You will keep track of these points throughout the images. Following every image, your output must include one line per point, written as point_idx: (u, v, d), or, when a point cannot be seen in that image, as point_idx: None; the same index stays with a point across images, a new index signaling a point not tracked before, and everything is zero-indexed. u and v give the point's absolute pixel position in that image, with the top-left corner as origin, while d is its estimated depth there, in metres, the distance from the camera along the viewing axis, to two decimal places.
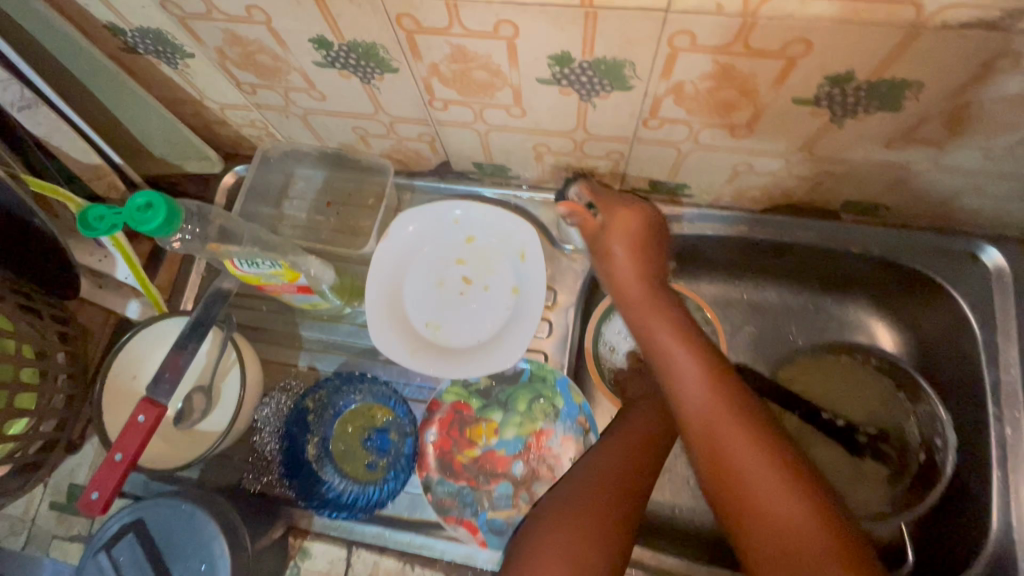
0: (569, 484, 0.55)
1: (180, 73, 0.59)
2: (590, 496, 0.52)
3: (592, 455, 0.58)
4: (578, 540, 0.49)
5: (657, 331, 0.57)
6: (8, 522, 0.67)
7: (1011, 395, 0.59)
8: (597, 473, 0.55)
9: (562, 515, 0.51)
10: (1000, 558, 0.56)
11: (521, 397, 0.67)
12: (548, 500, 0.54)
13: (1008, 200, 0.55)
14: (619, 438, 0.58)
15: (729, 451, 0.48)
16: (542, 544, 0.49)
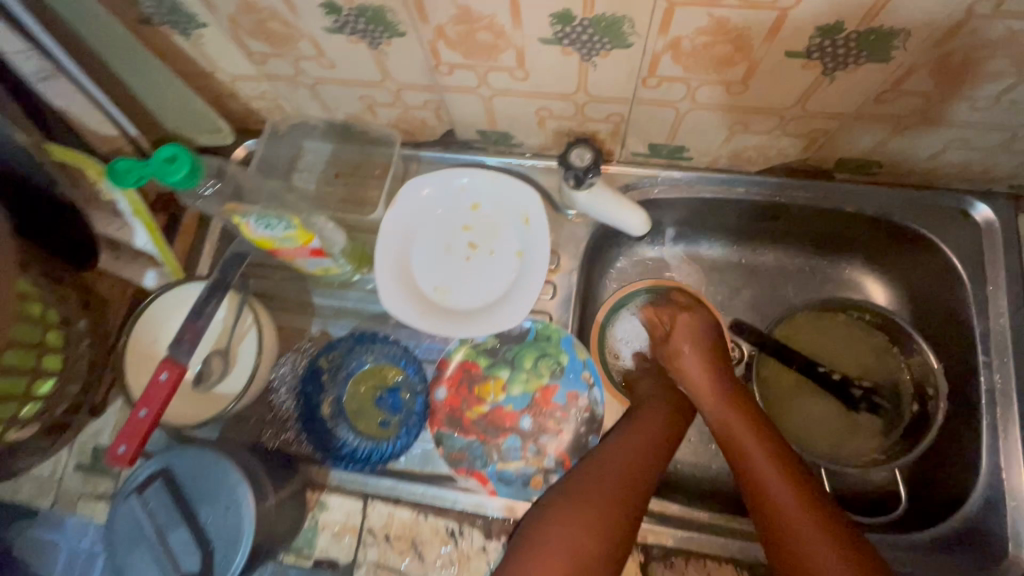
0: (582, 476, 0.60)
1: (193, 44, 0.61)
2: (605, 495, 0.57)
3: (604, 449, 0.62)
4: (590, 535, 0.55)
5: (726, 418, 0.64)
6: (36, 482, 0.70)
7: (1000, 343, 0.62)
8: (611, 470, 0.60)
9: (578, 509, 0.56)
10: (989, 495, 0.59)
11: (528, 356, 0.70)
12: (561, 490, 0.59)
13: (995, 151, 0.58)
14: (632, 434, 0.63)
15: (791, 521, 0.56)
16: (554, 532, 0.55)
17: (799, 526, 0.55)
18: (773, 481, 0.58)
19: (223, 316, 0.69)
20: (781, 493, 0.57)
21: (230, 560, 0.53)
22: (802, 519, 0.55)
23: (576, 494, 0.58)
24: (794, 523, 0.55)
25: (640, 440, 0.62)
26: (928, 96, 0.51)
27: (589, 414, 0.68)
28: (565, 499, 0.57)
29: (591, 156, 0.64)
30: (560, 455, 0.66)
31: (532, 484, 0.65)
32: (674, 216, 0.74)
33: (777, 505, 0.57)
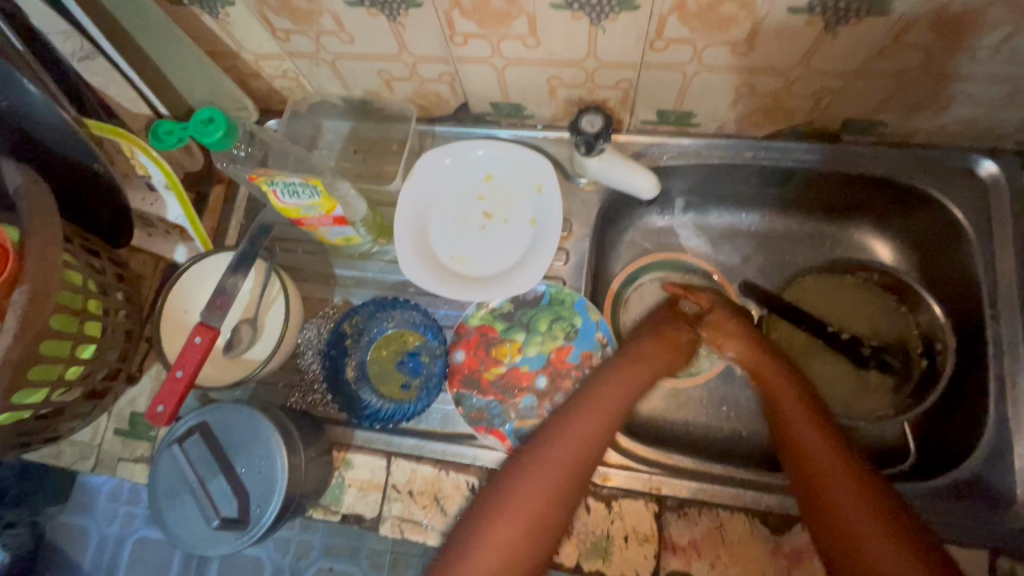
0: (535, 453, 0.61)
1: (220, 23, 0.64)
2: (551, 474, 0.59)
3: (558, 422, 0.62)
4: (533, 513, 0.57)
5: (772, 384, 0.64)
6: (78, 447, 0.74)
7: (1007, 295, 0.63)
8: (562, 447, 0.60)
9: (525, 488, 0.58)
10: (998, 444, 0.60)
11: (542, 320, 0.72)
12: (515, 467, 0.60)
13: (999, 104, 0.59)
14: (586, 408, 0.63)
15: (832, 490, 0.56)
16: (502, 511, 0.58)
17: (839, 496, 0.55)
18: (818, 450, 0.58)
19: (250, 287, 0.72)
20: (823, 463, 0.57)
21: (265, 508, 0.56)
22: (844, 488, 0.55)
23: (526, 471, 0.59)
24: (835, 493, 0.55)
25: (593, 413, 0.62)
26: (929, 49, 0.53)
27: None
28: (515, 477, 0.59)
29: (601, 122, 0.66)
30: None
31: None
32: (684, 183, 0.76)
33: (820, 473, 0.57)
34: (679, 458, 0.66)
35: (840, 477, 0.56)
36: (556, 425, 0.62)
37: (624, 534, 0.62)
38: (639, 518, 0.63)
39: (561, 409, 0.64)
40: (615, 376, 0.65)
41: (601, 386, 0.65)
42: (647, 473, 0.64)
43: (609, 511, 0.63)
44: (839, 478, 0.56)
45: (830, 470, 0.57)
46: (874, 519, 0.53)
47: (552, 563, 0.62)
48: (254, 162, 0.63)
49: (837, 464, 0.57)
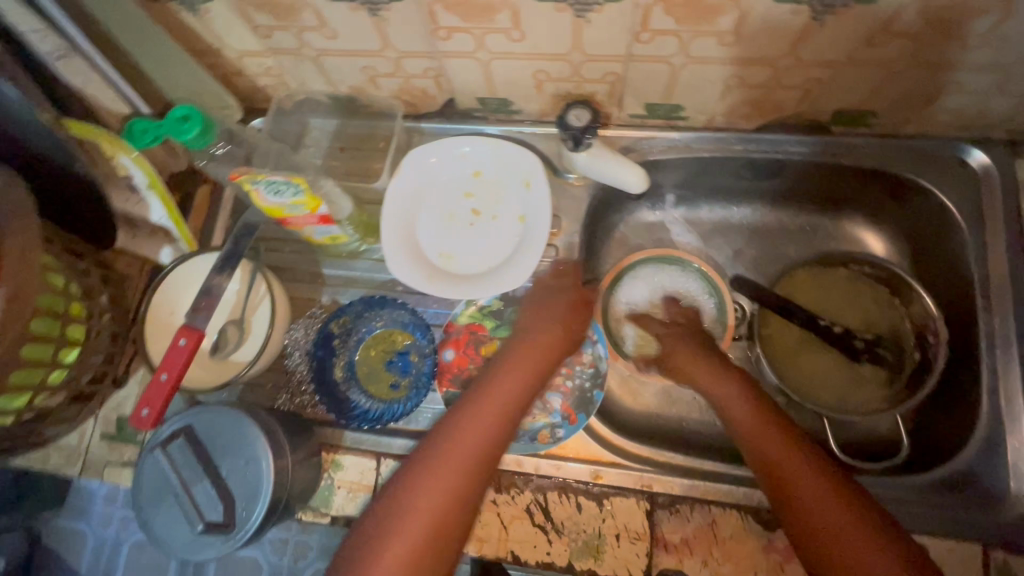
0: (437, 439, 0.55)
1: (201, 20, 0.62)
2: (456, 468, 0.53)
3: (463, 407, 0.58)
4: (438, 512, 0.51)
5: (730, 402, 0.61)
6: (65, 452, 0.73)
7: (998, 286, 0.63)
8: (467, 431, 0.56)
9: (429, 478, 0.53)
10: (991, 437, 0.60)
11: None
12: (417, 457, 0.55)
13: (989, 93, 0.58)
14: (489, 391, 0.59)
15: (808, 499, 0.52)
16: (407, 505, 0.51)
17: (814, 505, 0.51)
18: (788, 456, 0.55)
19: (236, 287, 0.71)
20: (795, 471, 0.54)
21: (251, 511, 0.56)
22: (822, 495, 0.52)
23: (430, 459, 0.54)
24: (812, 502, 0.51)
25: (495, 395, 0.59)
26: (918, 38, 0.52)
27: (594, 366, 0.69)
28: (418, 468, 0.53)
29: (588, 116, 0.65)
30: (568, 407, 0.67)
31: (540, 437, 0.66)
32: (674, 177, 0.76)
33: (794, 483, 0.53)
34: (672, 454, 0.65)
35: (814, 484, 0.53)
36: (462, 407, 0.58)
37: (616, 533, 0.62)
38: (631, 516, 0.62)
39: (464, 396, 0.59)
40: (516, 361, 0.62)
41: (504, 370, 0.61)
42: (638, 470, 0.64)
43: (601, 509, 0.63)
44: (813, 484, 0.53)
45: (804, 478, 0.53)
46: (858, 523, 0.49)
47: (544, 562, 0.62)
48: (235, 161, 0.64)
49: (807, 470, 0.54)
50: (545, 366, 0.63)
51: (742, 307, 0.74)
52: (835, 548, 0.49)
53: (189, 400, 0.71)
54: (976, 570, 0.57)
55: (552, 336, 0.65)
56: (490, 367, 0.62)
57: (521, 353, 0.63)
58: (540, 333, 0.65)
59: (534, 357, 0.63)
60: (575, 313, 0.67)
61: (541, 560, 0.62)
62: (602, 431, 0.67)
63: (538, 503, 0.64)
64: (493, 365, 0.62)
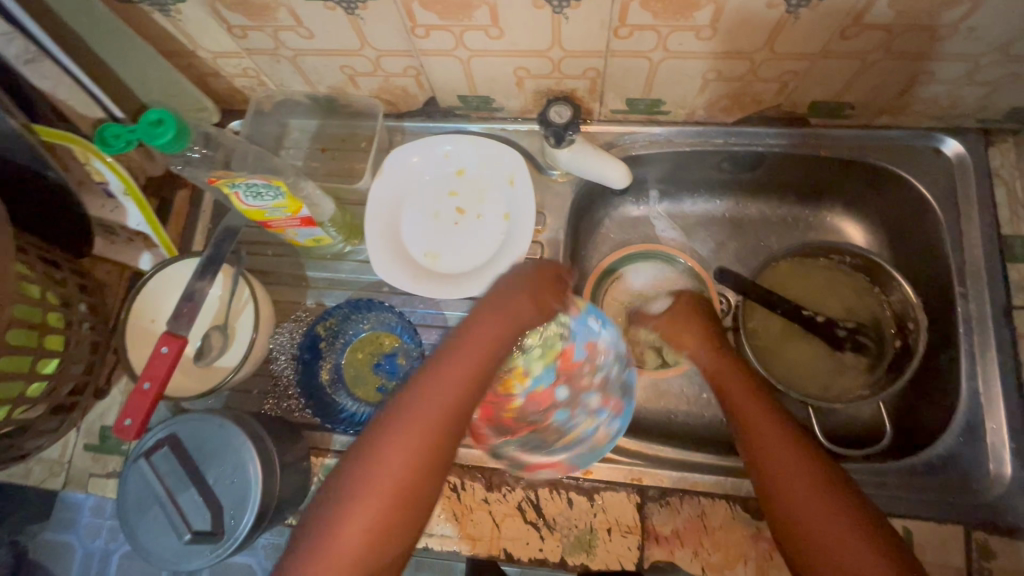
0: (385, 429, 0.51)
1: (173, 21, 0.61)
2: (423, 432, 0.51)
3: (414, 388, 0.53)
4: (405, 480, 0.50)
5: (727, 385, 0.61)
6: (46, 464, 0.72)
7: (974, 272, 0.64)
8: (417, 419, 0.52)
9: (385, 459, 0.50)
10: (970, 419, 0.61)
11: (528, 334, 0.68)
12: (363, 448, 0.51)
13: (962, 82, 0.59)
14: (443, 371, 0.54)
15: (791, 488, 0.52)
16: (372, 471, 0.50)
17: (798, 494, 0.51)
18: (778, 445, 0.55)
19: (219, 292, 0.70)
20: (782, 461, 0.53)
21: (240, 518, 0.55)
22: (805, 484, 0.52)
23: (384, 440, 0.51)
24: (792, 491, 0.52)
25: (450, 374, 0.54)
26: (891, 30, 0.53)
27: (616, 355, 0.68)
28: (366, 460, 0.50)
29: (570, 113, 0.65)
30: (612, 406, 0.66)
31: (598, 444, 0.64)
32: (656, 171, 0.76)
33: (778, 472, 0.53)
34: (659, 447, 0.66)
35: (799, 473, 0.52)
36: (431, 364, 0.55)
37: (607, 527, 0.62)
38: (622, 510, 0.63)
39: (434, 354, 0.56)
40: (473, 334, 0.57)
41: (461, 346, 0.56)
42: (627, 463, 0.64)
43: (591, 504, 0.63)
44: (798, 472, 0.52)
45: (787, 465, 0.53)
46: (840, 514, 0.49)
47: (537, 558, 0.62)
48: (212, 165, 0.60)
49: (795, 460, 0.53)
50: (506, 339, 0.58)
51: (727, 299, 0.76)
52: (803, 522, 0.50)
53: (175, 408, 0.70)
54: (958, 550, 0.58)
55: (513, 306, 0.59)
56: (446, 342, 0.57)
57: (479, 327, 0.58)
58: (500, 304, 0.59)
59: (493, 330, 0.58)
60: (539, 282, 0.62)
61: (533, 556, 0.62)
62: None
63: (529, 500, 0.64)
64: (447, 339, 0.57)
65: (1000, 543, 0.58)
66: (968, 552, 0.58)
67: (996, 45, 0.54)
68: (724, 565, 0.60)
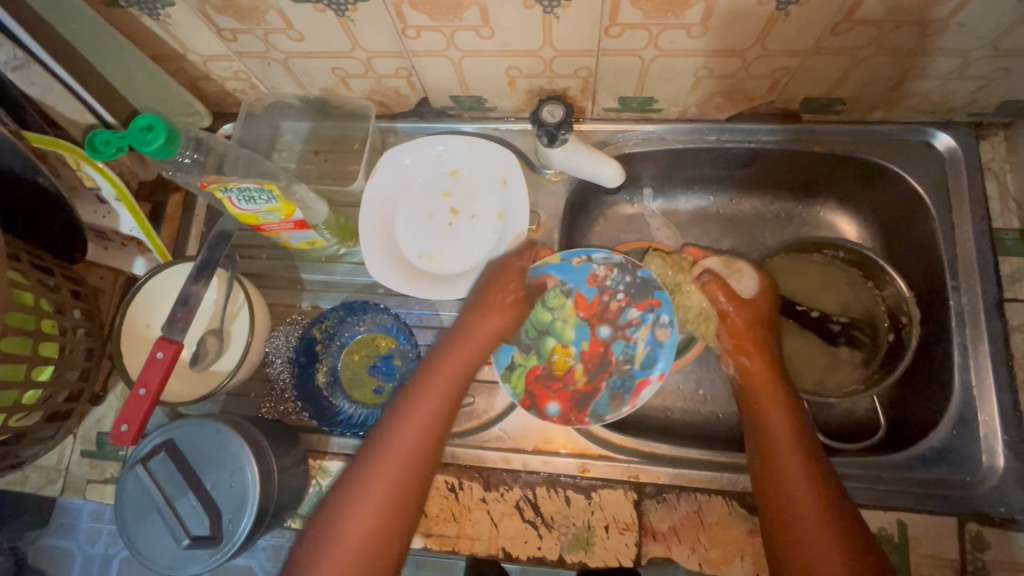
0: (356, 477, 0.55)
1: (162, 25, 0.61)
2: (399, 460, 0.55)
3: (379, 438, 0.57)
4: (385, 505, 0.54)
5: (764, 412, 0.60)
6: (44, 472, 0.72)
7: (966, 266, 0.64)
8: (385, 466, 0.55)
9: (367, 487, 0.54)
10: (963, 411, 0.62)
11: (538, 317, 0.71)
12: (336, 497, 0.54)
13: (952, 77, 0.60)
14: (414, 402, 0.58)
15: (792, 502, 0.55)
16: (354, 498, 0.54)
17: (799, 508, 0.54)
18: (790, 458, 0.57)
19: (214, 296, 0.70)
20: (790, 476, 0.56)
21: (238, 522, 0.55)
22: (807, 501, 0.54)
23: (366, 467, 0.55)
24: (803, 527, 0.53)
25: (413, 420, 0.57)
26: (881, 26, 0.53)
27: (617, 267, 0.70)
28: (345, 496, 0.54)
29: (563, 112, 0.65)
30: (651, 304, 0.69)
31: (664, 339, 0.68)
32: (650, 169, 0.76)
33: (790, 502, 0.55)
34: (655, 444, 0.65)
35: (802, 488, 0.55)
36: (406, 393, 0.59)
37: (605, 524, 0.63)
38: (619, 507, 0.63)
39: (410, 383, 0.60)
40: (438, 375, 0.61)
41: (425, 389, 0.60)
42: (624, 461, 0.64)
43: (589, 502, 0.64)
44: (802, 485, 0.55)
45: (793, 482, 0.56)
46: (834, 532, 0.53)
47: (536, 556, 0.62)
48: (203, 170, 0.60)
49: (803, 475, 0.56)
50: (464, 378, 0.61)
51: None
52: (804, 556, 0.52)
53: (172, 413, 0.70)
54: (952, 542, 0.59)
55: (472, 344, 0.63)
56: (410, 386, 0.60)
57: (442, 368, 0.61)
58: (459, 344, 0.63)
59: (453, 370, 0.61)
60: (493, 302, 0.65)
61: (532, 555, 0.63)
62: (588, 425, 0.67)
63: (527, 499, 0.64)
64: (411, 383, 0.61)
65: (994, 533, 0.59)
66: (962, 543, 0.59)
67: (985, 39, 0.54)
68: (721, 560, 0.60)
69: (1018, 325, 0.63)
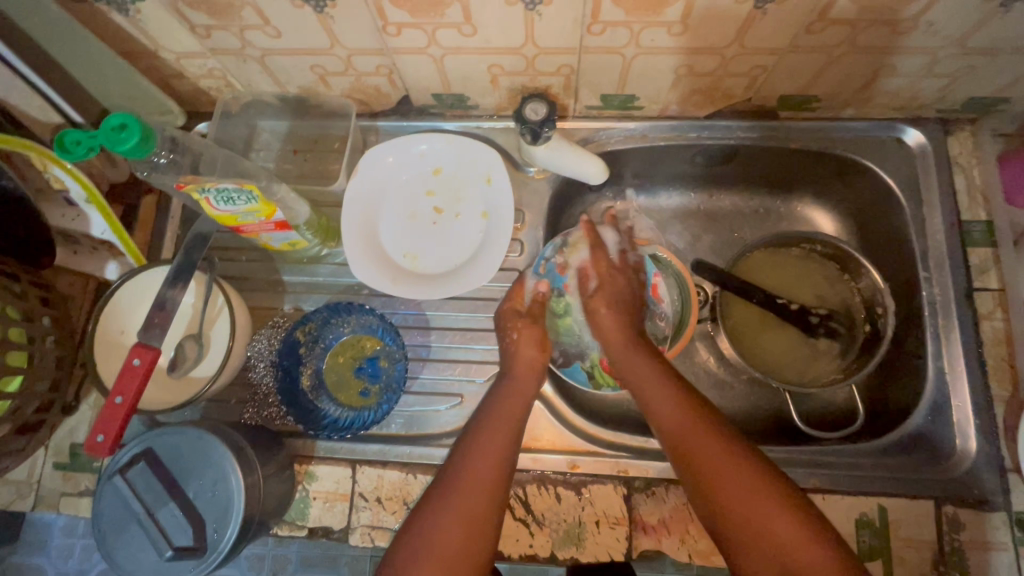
0: (438, 501, 0.53)
1: (132, 22, 0.59)
2: (482, 479, 0.54)
3: (454, 470, 0.55)
4: (471, 524, 0.52)
5: (652, 402, 0.58)
6: (14, 486, 0.69)
7: (937, 257, 0.67)
8: (465, 495, 0.53)
9: (452, 510, 0.52)
10: (937, 397, 0.64)
11: (564, 331, 0.72)
12: (416, 534, 0.52)
13: (920, 74, 0.62)
14: (487, 426, 0.58)
15: (722, 487, 0.51)
16: (438, 525, 0.51)
17: (725, 484, 0.51)
18: (685, 429, 0.54)
19: (191, 301, 0.68)
20: (695, 453, 0.53)
21: (223, 532, 0.54)
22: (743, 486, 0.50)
23: (449, 492, 0.53)
24: (737, 500, 0.50)
25: (487, 448, 0.56)
26: (855, 24, 0.54)
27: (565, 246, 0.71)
28: (427, 526, 0.52)
29: (545, 109, 0.64)
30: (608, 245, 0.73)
31: (640, 259, 0.73)
32: (631, 166, 0.77)
33: (715, 480, 0.51)
34: (645, 438, 0.66)
35: (733, 472, 0.51)
36: (475, 423, 0.59)
37: (596, 519, 0.63)
38: (609, 502, 0.63)
39: (476, 416, 0.60)
40: (503, 405, 0.60)
41: (491, 418, 0.59)
42: (613, 457, 0.65)
43: (580, 498, 0.64)
44: (729, 471, 0.51)
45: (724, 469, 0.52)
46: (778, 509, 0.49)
47: (527, 554, 0.63)
48: (179, 170, 0.58)
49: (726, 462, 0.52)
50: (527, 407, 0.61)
51: (704, 290, 0.76)
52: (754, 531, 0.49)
53: (149, 422, 0.68)
54: (928, 524, 0.61)
55: (527, 374, 0.64)
56: (475, 420, 0.60)
57: (506, 396, 0.61)
58: (514, 373, 0.64)
59: (523, 395, 0.62)
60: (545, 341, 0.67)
61: (523, 552, 0.63)
62: (578, 423, 0.68)
63: (518, 497, 0.64)
64: (475, 417, 0.60)
65: (968, 514, 0.61)
66: (938, 525, 0.61)
67: (953, 38, 0.56)
68: (710, 551, 0.61)
69: (986, 313, 0.66)
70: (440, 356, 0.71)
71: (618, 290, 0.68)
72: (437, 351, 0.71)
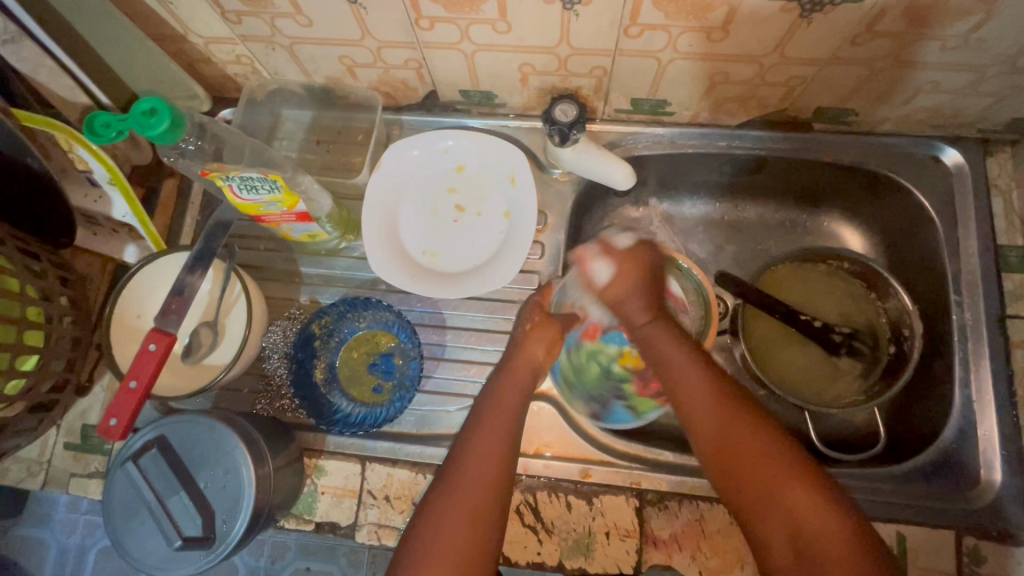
0: (439, 496, 0.52)
1: (164, 4, 0.58)
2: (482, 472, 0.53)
3: (455, 465, 0.54)
4: (474, 515, 0.51)
5: (663, 355, 0.61)
6: (25, 464, 0.69)
7: (969, 281, 0.65)
8: (465, 489, 0.52)
9: (454, 503, 0.52)
10: (964, 424, 0.63)
11: (594, 383, 0.69)
12: (419, 530, 0.51)
13: (963, 92, 0.60)
14: (484, 419, 0.57)
15: (737, 444, 0.53)
16: (439, 519, 0.51)
17: (739, 444, 0.53)
18: (692, 390, 0.57)
19: (209, 287, 0.67)
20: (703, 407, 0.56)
21: (232, 523, 0.54)
22: (811, 504, 0.49)
23: (450, 487, 0.53)
24: (750, 459, 0.52)
25: (487, 442, 0.55)
26: (901, 38, 0.53)
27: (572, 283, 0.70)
28: (430, 520, 0.51)
29: (575, 111, 0.63)
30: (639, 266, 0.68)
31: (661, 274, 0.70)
32: (657, 172, 0.75)
33: (730, 439, 0.53)
34: (660, 451, 0.65)
35: (796, 488, 0.50)
36: (473, 416, 0.58)
37: (606, 530, 0.62)
38: (619, 513, 0.62)
39: (474, 409, 0.59)
40: (502, 395, 0.59)
41: (492, 409, 0.58)
42: (626, 467, 0.64)
43: (590, 508, 0.63)
44: (783, 480, 0.50)
45: (782, 484, 0.50)
46: (831, 518, 0.48)
47: (535, 561, 0.62)
48: (204, 157, 0.58)
49: (787, 487, 0.50)
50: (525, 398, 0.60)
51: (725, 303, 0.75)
52: (766, 496, 0.50)
53: (160, 408, 0.68)
54: (948, 554, 0.60)
55: (527, 367, 0.61)
56: (474, 413, 0.58)
57: (503, 391, 0.59)
58: (511, 366, 0.61)
59: (521, 383, 0.60)
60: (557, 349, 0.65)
61: (531, 560, 0.62)
62: (591, 431, 0.67)
63: (527, 503, 0.63)
64: (474, 412, 0.58)
65: (990, 547, 0.59)
66: (958, 556, 0.59)
67: (1002, 57, 0.54)
68: (721, 570, 0.60)
69: (1018, 341, 0.64)
70: (455, 355, 0.70)
71: (645, 270, 0.65)
72: (452, 350, 0.70)
